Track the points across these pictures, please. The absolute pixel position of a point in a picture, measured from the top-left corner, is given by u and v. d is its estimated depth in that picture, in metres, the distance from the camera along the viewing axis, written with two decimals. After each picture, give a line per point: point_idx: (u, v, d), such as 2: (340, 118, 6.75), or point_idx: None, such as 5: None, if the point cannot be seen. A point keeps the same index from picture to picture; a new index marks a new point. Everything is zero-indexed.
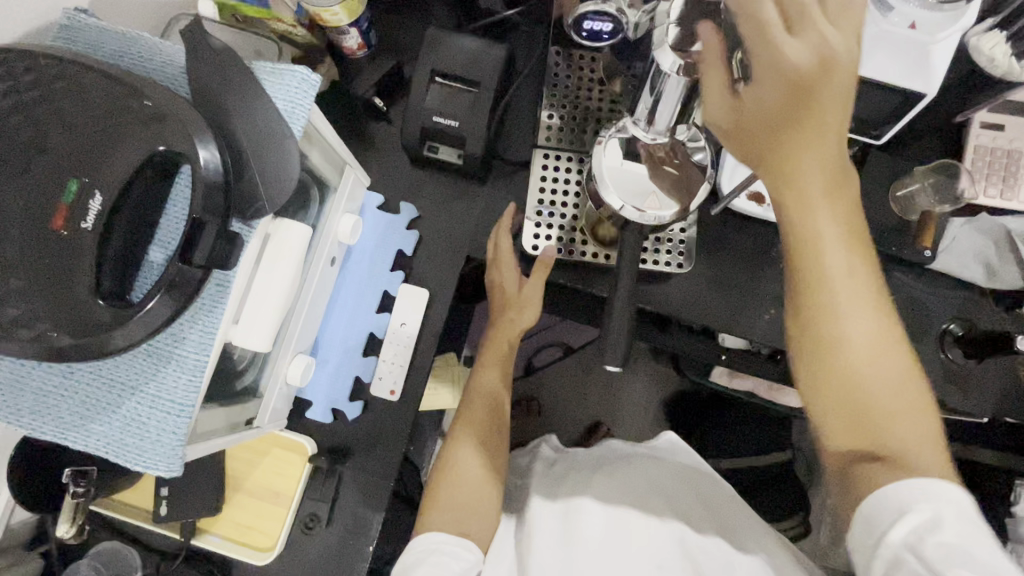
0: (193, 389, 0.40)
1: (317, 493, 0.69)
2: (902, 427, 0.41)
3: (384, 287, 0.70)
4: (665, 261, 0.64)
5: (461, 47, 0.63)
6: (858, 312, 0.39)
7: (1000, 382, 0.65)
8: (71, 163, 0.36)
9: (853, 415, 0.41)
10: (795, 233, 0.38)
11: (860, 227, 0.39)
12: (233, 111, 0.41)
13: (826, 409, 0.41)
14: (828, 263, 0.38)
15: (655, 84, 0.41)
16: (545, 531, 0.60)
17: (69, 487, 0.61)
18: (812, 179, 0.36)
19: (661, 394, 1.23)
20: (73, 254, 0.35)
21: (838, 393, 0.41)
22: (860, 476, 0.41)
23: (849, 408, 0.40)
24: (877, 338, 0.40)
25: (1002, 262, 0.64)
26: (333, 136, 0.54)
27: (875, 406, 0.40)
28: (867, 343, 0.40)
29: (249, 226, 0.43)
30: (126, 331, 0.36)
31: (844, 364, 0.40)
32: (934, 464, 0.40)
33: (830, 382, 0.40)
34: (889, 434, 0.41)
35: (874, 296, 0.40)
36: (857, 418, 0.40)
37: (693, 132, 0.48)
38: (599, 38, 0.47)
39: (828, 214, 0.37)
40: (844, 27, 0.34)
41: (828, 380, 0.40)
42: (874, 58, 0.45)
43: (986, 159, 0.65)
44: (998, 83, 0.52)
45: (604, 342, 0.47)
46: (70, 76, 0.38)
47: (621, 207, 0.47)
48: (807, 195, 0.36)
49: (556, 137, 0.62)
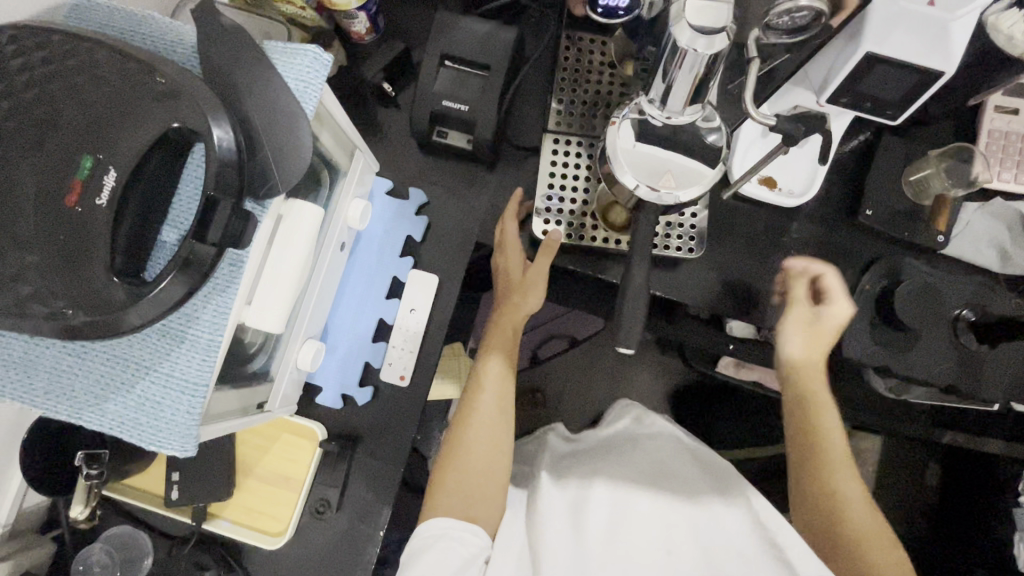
0: (207, 368, 0.40)
1: (327, 478, 0.69)
2: (842, 478, 0.62)
3: (393, 274, 0.69)
4: (676, 247, 0.63)
5: (472, 31, 0.62)
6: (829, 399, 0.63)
7: (1013, 368, 0.65)
8: (85, 140, 0.36)
9: (808, 474, 0.63)
10: (791, 345, 0.62)
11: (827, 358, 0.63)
12: (246, 90, 0.41)
13: (791, 451, 0.65)
14: (811, 360, 0.62)
15: (670, 61, 0.41)
16: (553, 516, 0.59)
17: (83, 470, 0.62)
18: (814, 335, 0.62)
19: (668, 384, 1.23)
20: (88, 231, 0.35)
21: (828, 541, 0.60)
22: (826, 522, 0.61)
23: (837, 526, 0.60)
24: (836, 436, 0.63)
25: (1015, 246, 0.65)
26: (343, 119, 0.54)
27: (831, 476, 0.61)
28: (835, 423, 0.63)
29: (261, 206, 0.42)
30: (140, 310, 0.36)
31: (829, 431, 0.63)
32: (864, 511, 0.61)
33: (810, 440, 0.63)
34: (836, 482, 0.61)
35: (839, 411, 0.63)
36: (844, 543, 0.60)
37: (708, 111, 0.47)
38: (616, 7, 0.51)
39: (810, 349, 0.62)
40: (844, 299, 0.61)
41: (809, 439, 0.63)
42: (892, 36, 0.44)
43: (1000, 143, 0.65)
44: (1016, 63, 0.51)
45: (618, 328, 0.48)
46: (83, 53, 0.38)
47: (635, 187, 0.46)
48: (791, 333, 0.62)
49: (567, 121, 0.61)
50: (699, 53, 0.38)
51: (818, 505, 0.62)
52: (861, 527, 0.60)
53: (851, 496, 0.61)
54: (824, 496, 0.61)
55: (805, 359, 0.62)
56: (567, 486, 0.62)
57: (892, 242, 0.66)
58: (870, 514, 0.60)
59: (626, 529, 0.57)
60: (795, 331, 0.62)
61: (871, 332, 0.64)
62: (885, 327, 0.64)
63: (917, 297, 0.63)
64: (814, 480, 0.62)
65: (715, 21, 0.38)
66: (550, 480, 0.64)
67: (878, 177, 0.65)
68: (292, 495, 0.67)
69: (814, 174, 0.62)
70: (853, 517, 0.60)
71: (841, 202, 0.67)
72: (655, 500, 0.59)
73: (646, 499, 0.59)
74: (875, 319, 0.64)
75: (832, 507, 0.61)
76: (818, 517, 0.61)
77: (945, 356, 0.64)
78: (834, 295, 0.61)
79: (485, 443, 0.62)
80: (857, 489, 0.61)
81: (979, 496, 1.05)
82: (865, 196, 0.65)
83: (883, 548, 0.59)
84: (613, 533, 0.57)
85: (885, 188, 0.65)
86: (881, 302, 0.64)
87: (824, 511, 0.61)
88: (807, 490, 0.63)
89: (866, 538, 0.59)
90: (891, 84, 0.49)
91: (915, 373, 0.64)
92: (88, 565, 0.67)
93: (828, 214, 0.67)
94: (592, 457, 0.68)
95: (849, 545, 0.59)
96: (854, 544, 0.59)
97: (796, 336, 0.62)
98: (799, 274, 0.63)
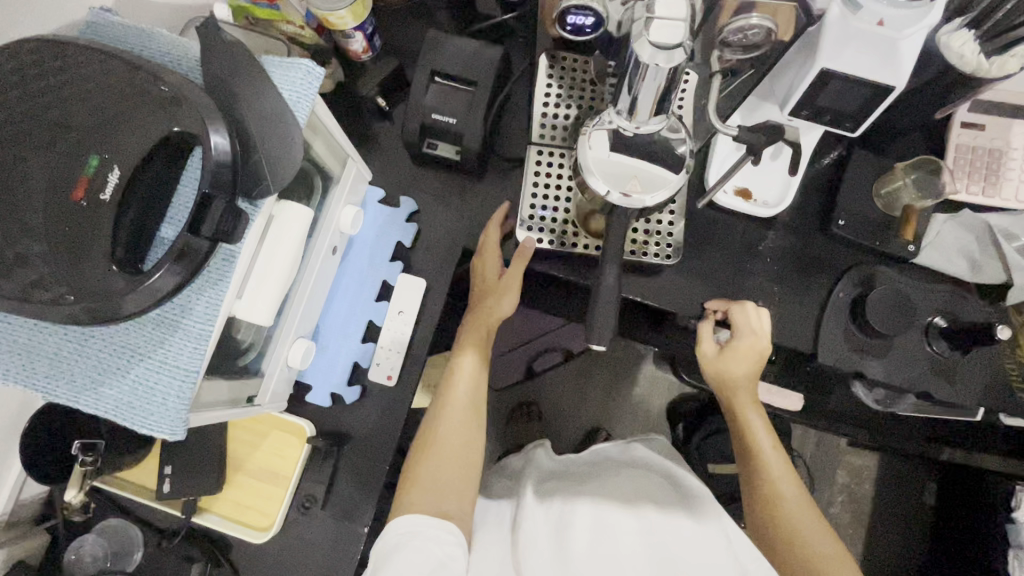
0: (198, 356, 0.42)
1: (315, 474, 0.72)
2: (783, 483, 0.66)
3: (383, 278, 0.73)
4: (650, 253, 0.64)
5: (460, 49, 0.66)
6: (753, 411, 0.69)
7: (985, 374, 0.66)
8: (93, 140, 0.39)
9: (750, 482, 0.68)
10: (714, 362, 0.68)
11: (752, 371, 0.67)
12: (242, 98, 0.44)
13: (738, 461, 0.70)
14: (731, 373, 0.67)
15: (635, 75, 0.44)
16: (539, 536, 0.61)
17: (79, 458, 0.66)
18: (730, 353, 0.66)
19: (662, 399, 1.23)
20: (93, 222, 0.38)
21: (772, 543, 0.65)
22: (776, 528, 0.65)
23: (775, 526, 0.65)
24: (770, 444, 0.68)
25: (985, 256, 0.67)
26: (335, 126, 0.57)
27: (767, 482, 0.66)
28: (764, 432, 0.69)
29: (254, 205, 0.45)
30: (136, 297, 0.39)
31: (758, 443, 0.68)
32: (808, 514, 0.64)
33: (748, 449, 0.69)
34: (777, 487, 0.66)
35: (766, 424, 0.69)
36: (782, 542, 0.64)
37: (673, 123, 0.50)
38: (581, 30, 0.58)
39: (731, 366, 0.67)
40: (761, 320, 0.64)
41: (746, 449, 0.69)
42: (845, 52, 0.47)
43: (968, 157, 0.67)
44: (970, 78, 0.54)
45: (591, 325, 0.51)
46: (95, 63, 0.41)
47: (606, 193, 0.49)
48: (712, 352, 0.68)
49: (550, 134, 0.64)
50: (659, 66, 0.42)
51: (761, 508, 0.66)
52: (797, 526, 0.64)
53: (787, 495, 0.65)
54: (765, 500, 0.66)
55: (731, 380, 0.68)
56: (552, 507, 0.64)
57: (865, 251, 0.68)
58: (806, 514, 0.64)
59: (611, 550, 0.58)
60: (723, 359, 0.67)
61: (847, 339, 0.65)
62: (860, 334, 0.65)
63: (889, 303, 0.63)
64: (755, 490, 0.67)
65: (672, 38, 0.41)
66: (535, 500, 0.66)
67: (850, 188, 0.67)
68: (280, 490, 0.71)
69: (786, 185, 0.64)
70: (790, 515, 0.64)
71: (815, 213, 0.69)
72: (638, 525, 0.61)
73: (630, 521, 0.61)
74: (850, 326, 0.66)
75: (770, 512, 0.65)
76: (763, 522, 0.66)
77: (918, 362, 0.65)
78: (746, 326, 0.64)
79: (456, 439, 0.64)
80: (792, 490, 0.66)
81: (975, 514, 1.03)
82: (836, 207, 0.67)
83: (822, 542, 0.63)
84: (597, 555, 0.58)
85: (857, 199, 0.67)
86: (853, 310, 0.66)
87: (764, 512, 0.66)
88: (750, 496, 0.68)
89: (807, 535, 0.63)
90: (848, 97, 0.52)
91: (891, 378, 0.65)
92: (79, 554, 0.72)
93: (803, 225, 0.69)
94: (577, 481, 0.70)
95: (792, 544, 0.63)
96: (793, 545, 0.63)
97: (725, 364, 0.67)
98: (710, 314, 0.67)
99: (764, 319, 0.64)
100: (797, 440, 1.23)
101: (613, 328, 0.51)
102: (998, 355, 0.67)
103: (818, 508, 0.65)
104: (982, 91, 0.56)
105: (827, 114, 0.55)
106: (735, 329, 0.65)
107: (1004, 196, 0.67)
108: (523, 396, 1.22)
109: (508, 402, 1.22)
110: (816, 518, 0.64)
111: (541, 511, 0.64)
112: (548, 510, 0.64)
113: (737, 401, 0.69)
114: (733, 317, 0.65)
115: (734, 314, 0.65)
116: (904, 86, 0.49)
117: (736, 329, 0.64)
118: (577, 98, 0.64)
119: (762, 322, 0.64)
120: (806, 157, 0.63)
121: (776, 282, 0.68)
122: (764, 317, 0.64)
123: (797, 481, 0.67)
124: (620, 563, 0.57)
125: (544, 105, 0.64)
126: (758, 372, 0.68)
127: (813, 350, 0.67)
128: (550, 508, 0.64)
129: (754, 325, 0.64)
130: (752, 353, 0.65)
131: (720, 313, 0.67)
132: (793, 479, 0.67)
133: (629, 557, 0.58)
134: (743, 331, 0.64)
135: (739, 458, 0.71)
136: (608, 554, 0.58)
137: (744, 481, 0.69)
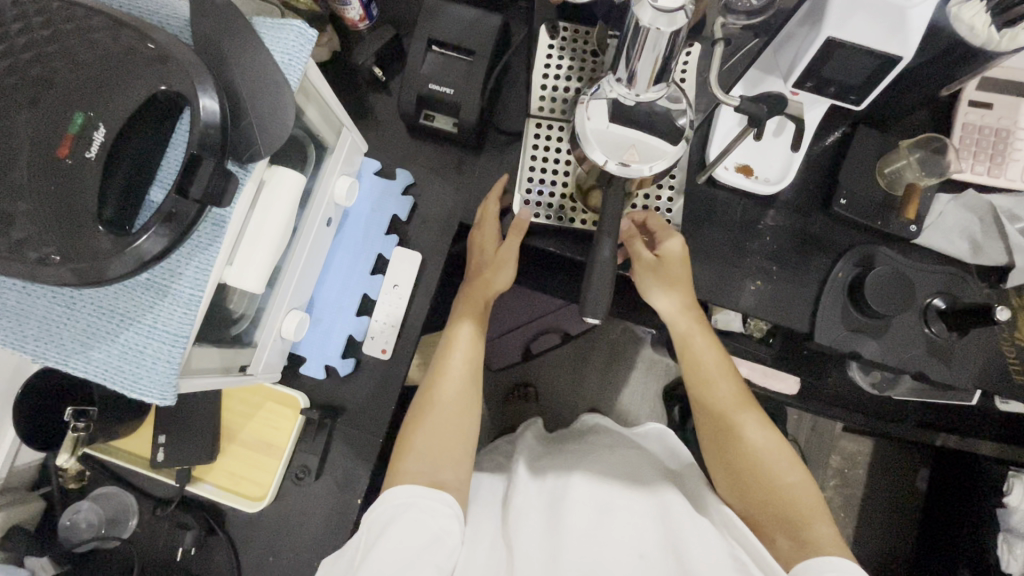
0: (187, 321, 0.42)
1: (308, 445, 0.73)
2: (744, 413, 0.64)
3: (378, 251, 0.72)
4: (652, 209, 0.65)
5: (459, 17, 0.65)
6: (706, 343, 0.66)
7: (980, 356, 0.66)
8: (78, 97, 0.39)
9: (713, 416, 0.65)
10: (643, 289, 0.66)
11: (693, 297, 0.66)
12: (232, 60, 0.42)
13: (694, 394, 0.67)
14: (660, 300, 0.65)
15: (633, 41, 0.42)
16: (530, 512, 0.61)
17: (71, 424, 0.66)
18: (649, 282, 0.65)
19: (659, 381, 1.23)
20: (76, 182, 0.38)
21: (737, 475, 0.61)
22: (739, 459, 0.61)
23: (738, 458, 0.61)
24: (724, 371, 0.66)
25: (987, 237, 0.66)
26: (329, 94, 0.56)
27: (726, 408, 0.64)
28: (715, 361, 0.66)
29: (245, 169, 0.44)
30: (122, 261, 0.38)
31: (710, 368, 0.66)
32: (773, 439, 0.62)
33: (696, 374, 0.66)
34: (738, 416, 0.63)
35: (719, 354, 0.67)
36: (750, 472, 0.60)
37: (673, 92, 0.48)
38: None
39: (661, 293, 0.65)
40: (670, 231, 0.63)
41: (694, 374, 0.67)
42: (854, 20, 0.45)
43: (975, 137, 0.66)
44: (980, 53, 0.52)
45: (585, 298, 0.49)
46: (80, 18, 0.40)
47: (603, 162, 0.48)
48: (643, 281, 0.65)
49: (549, 107, 0.62)
50: (660, 31, 0.40)
51: (721, 438, 0.64)
52: (760, 452, 0.61)
53: (746, 423, 0.63)
54: (725, 435, 0.63)
55: (671, 312, 0.66)
56: (546, 486, 0.64)
57: (866, 231, 0.67)
58: (772, 441, 0.62)
59: (605, 525, 0.58)
60: (649, 281, 0.65)
61: (844, 318, 0.65)
62: (857, 314, 0.65)
63: (886, 285, 0.63)
64: (716, 421, 0.64)
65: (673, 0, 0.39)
66: (530, 479, 0.66)
67: (854, 167, 0.66)
68: (274, 461, 0.72)
69: (788, 162, 0.63)
70: (752, 443, 0.61)
71: (817, 192, 0.68)
72: (632, 503, 0.60)
73: (624, 499, 0.61)
74: (848, 305, 0.65)
75: (729, 442, 0.63)
76: (725, 454, 0.63)
77: (914, 344, 0.65)
78: (660, 231, 0.63)
79: (452, 413, 0.63)
80: (753, 417, 0.63)
81: (968, 502, 1.03)
82: (838, 186, 0.66)
83: (787, 471, 0.60)
84: (591, 528, 0.57)
85: (859, 177, 0.66)
86: (852, 291, 0.65)
87: (726, 443, 0.63)
88: (710, 429, 0.65)
89: (772, 463, 0.60)
90: (852, 68, 0.50)
91: (886, 357, 0.65)
92: (75, 520, 0.76)
93: (804, 203, 0.68)
94: (572, 457, 0.70)
95: (755, 486, 0.59)
96: (758, 487, 0.59)
97: (652, 288, 0.65)
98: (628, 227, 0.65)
99: (671, 228, 0.63)
100: (792, 426, 1.22)
101: (607, 303, 0.50)
102: (996, 337, 0.66)
103: (784, 437, 0.63)
104: (990, 66, 0.54)
105: (832, 86, 0.54)
106: (658, 239, 0.63)
107: (1010, 176, 0.65)
108: (520, 376, 1.22)
109: (505, 384, 1.22)
110: (783, 445, 0.62)
111: (534, 491, 0.64)
112: (544, 490, 0.64)
113: (678, 329, 0.66)
114: (653, 225, 0.64)
115: (648, 220, 0.64)
116: (912, 56, 0.47)
117: (662, 239, 0.63)
118: (577, 69, 0.62)
119: (671, 230, 0.63)
120: (811, 133, 0.62)
121: (775, 262, 0.67)
122: (667, 224, 0.63)
123: (759, 409, 0.65)
124: (611, 541, 0.56)
125: (543, 77, 0.62)
126: (695, 295, 0.66)
127: (810, 330, 0.66)
128: (543, 486, 0.64)
129: (666, 231, 0.63)
130: (675, 264, 0.63)
131: (637, 215, 0.66)
132: (755, 410, 0.64)
133: (622, 535, 0.57)
134: (665, 238, 0.63)
135: (691, 391, 0.67)
136: (602, 532, 0.57)
137: (701, 416, 0.66)
